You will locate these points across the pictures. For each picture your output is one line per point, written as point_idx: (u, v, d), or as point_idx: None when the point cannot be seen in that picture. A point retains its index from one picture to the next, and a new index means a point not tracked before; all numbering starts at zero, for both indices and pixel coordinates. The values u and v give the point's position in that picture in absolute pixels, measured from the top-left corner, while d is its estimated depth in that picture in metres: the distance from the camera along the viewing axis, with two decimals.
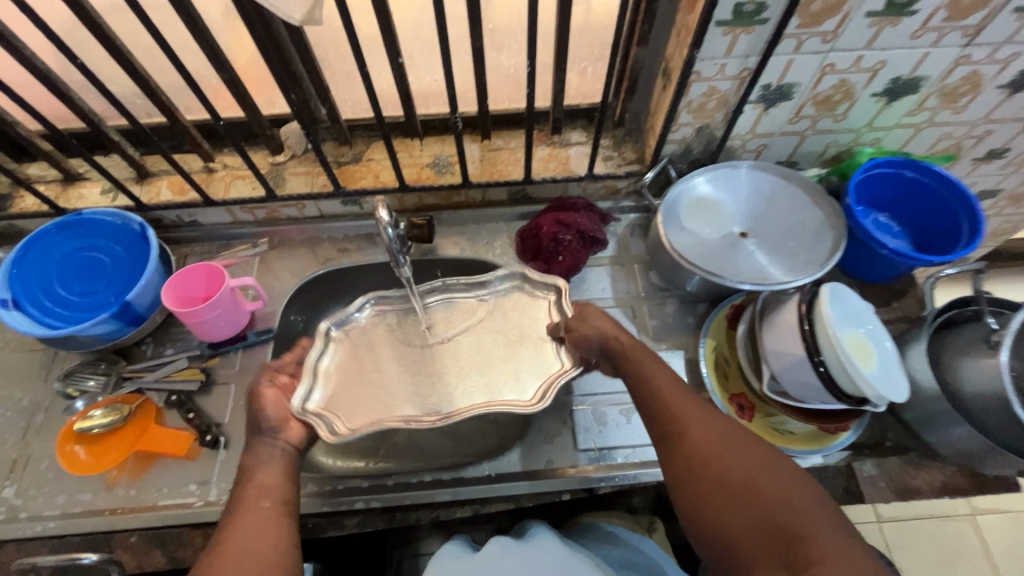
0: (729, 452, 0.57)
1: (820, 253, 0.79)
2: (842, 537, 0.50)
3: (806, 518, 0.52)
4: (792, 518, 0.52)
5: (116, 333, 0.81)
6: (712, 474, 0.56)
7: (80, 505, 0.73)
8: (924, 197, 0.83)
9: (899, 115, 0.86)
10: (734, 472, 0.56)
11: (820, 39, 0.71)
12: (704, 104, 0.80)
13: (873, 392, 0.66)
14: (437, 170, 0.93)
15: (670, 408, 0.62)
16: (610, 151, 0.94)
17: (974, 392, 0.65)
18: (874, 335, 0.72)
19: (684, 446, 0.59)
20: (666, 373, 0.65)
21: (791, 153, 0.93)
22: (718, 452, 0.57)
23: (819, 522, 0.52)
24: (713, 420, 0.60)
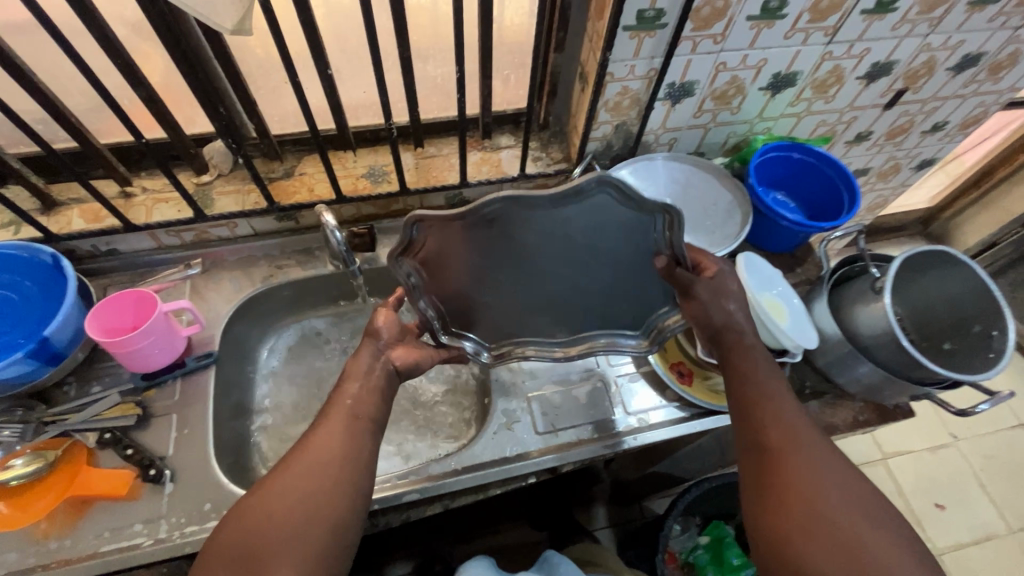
0: (827, 483, 0.54)
1: (731, 228, 0.89)
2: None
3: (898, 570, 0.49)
4: (860, 505, 0.53)
5: (31, 375, 0.75)
6: (805, 498, 0.53)
7: (5, 566, 0.66)
8: (811, 174, 0.95)
9: (782, 106, 0.98)
10: (829, 503, 0.53)
11: (711, 41, 0.81)
12: (619, 102, 0.88)
13: (790, 342, 0.75)
14: (373, 179, 0.95)
15: (769, 420, 0.59)
16: (538, 152, 1.00)
17: (870, 332, 0.76)
18: (783, 294, 0.82)
19: (777, 458, 0.56)
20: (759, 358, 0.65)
21: (698, 145, 1.03)
22: (814, 479, 0.54)
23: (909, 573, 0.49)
24: (817, 448, 0.56)
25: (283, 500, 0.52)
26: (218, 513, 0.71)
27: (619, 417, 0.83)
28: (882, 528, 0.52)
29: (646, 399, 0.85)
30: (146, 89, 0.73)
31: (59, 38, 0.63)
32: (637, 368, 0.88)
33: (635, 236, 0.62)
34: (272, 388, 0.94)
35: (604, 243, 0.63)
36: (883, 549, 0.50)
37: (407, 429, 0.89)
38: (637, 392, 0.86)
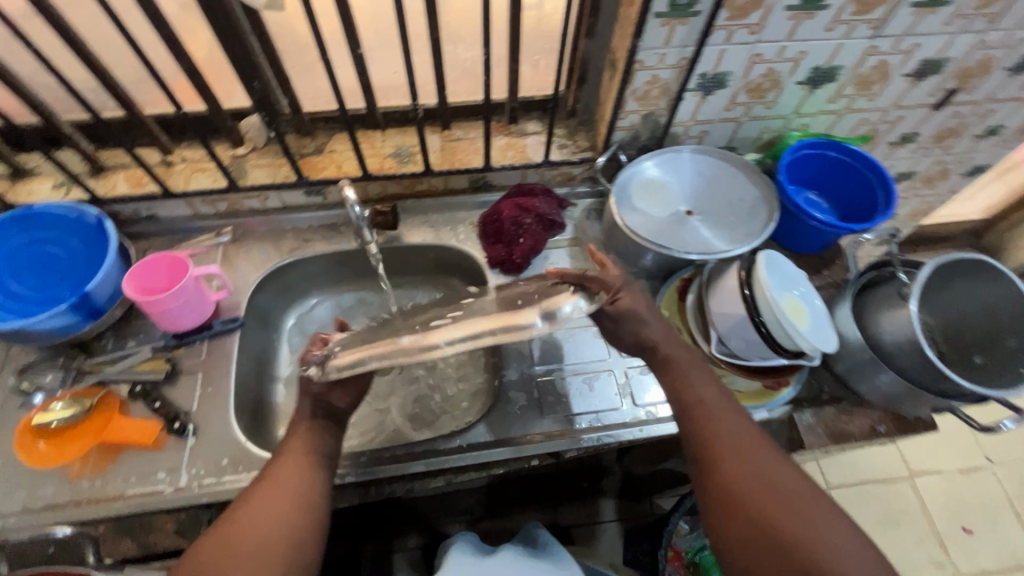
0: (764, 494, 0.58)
1: (756, 225, 0.87)
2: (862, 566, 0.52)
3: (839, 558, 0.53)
4: (822, 526, 0.55)
5: (73, 327, 0.80)
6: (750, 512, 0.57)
7: (41, 501, 0.71)
8: (847, 174, 0.92)
9: (821, 102, 0.95)
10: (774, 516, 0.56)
11: (747, 31, 0.79)
12: (648, 92, 0.87)
13: (808, 345, 0.73)
14: (399, 160, 0.97)
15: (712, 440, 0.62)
16: (564, 140, 1.00)
17: (893, 341, 0.73)
18: (806, 295, 0.80)
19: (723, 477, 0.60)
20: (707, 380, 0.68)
21: (730, 139, 1.00)
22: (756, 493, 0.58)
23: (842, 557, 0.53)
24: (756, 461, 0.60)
25: (245, 527, 0.55)
26: (234, 468, 0.75)
27: (626, 407, 0.83)
28: (839, 539, 0.54)
29: (656, 392, 0.84)
30: (188, 62, 0.76)
31: (110, 10, 0.67)
32: None
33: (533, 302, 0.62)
34: (293, 356, 0.98)
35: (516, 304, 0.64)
36: (844, 563, 0.52)
37: (417, 405, 0.92)
38: (647, 384, 0.85)
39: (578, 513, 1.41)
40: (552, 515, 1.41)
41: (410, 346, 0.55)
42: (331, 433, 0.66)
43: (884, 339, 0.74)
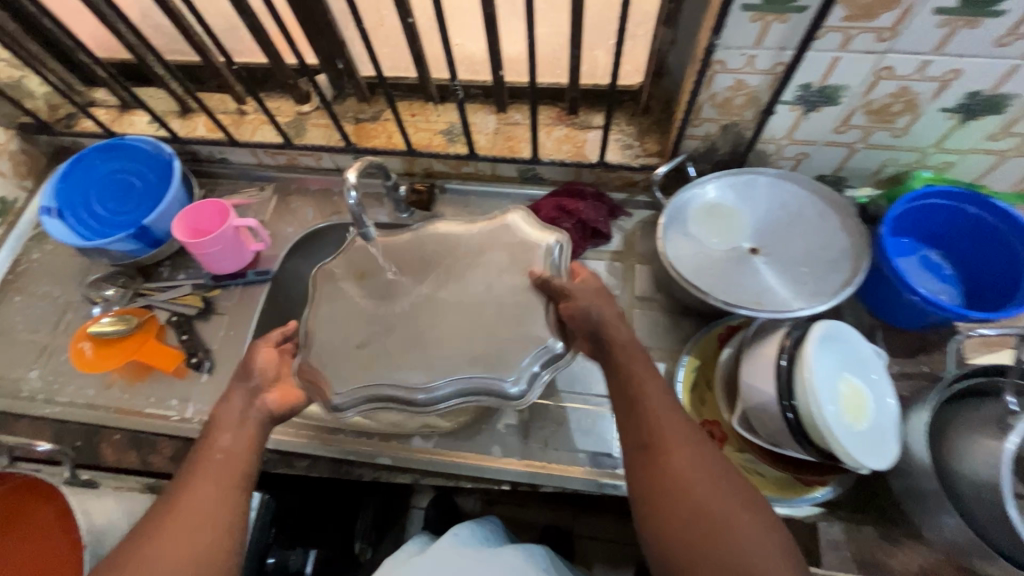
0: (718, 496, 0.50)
1: (833, 283, 0.70)
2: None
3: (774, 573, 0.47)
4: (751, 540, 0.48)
5: (137, 253, 0.89)
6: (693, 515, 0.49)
7: (84, 398, 0.83)
8: (984, 238, 0.71)
9: (977, 138, 0.72)
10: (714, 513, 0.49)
11: (873, 37, 0.61)
12: (730, 99, 0.72)
13: (845, 452, 0.58)
14: (448, 138, 0.92)
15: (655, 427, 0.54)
16: (630, 140, 0.88)
17: (971, 476, 0.56)
18: (877, 387, 0.64)
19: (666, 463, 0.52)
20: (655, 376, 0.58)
21: (838, 168, 0.81)
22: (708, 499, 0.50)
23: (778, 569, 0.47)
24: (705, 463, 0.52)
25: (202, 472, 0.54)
26: None
27: (619, 456, 0.74)
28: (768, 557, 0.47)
29: None
30: (250, 18, 0.78)
31: None
32: None
33: (510, 322, 0.63)
34: None
35: (488, 304, 0.65)
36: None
37: None
38: None
39: (593, 526, 1.34)
40: (568, 519, 1.34)
41: (401, 395, 0.60)
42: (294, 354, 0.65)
43: (962, 469, 0.57)
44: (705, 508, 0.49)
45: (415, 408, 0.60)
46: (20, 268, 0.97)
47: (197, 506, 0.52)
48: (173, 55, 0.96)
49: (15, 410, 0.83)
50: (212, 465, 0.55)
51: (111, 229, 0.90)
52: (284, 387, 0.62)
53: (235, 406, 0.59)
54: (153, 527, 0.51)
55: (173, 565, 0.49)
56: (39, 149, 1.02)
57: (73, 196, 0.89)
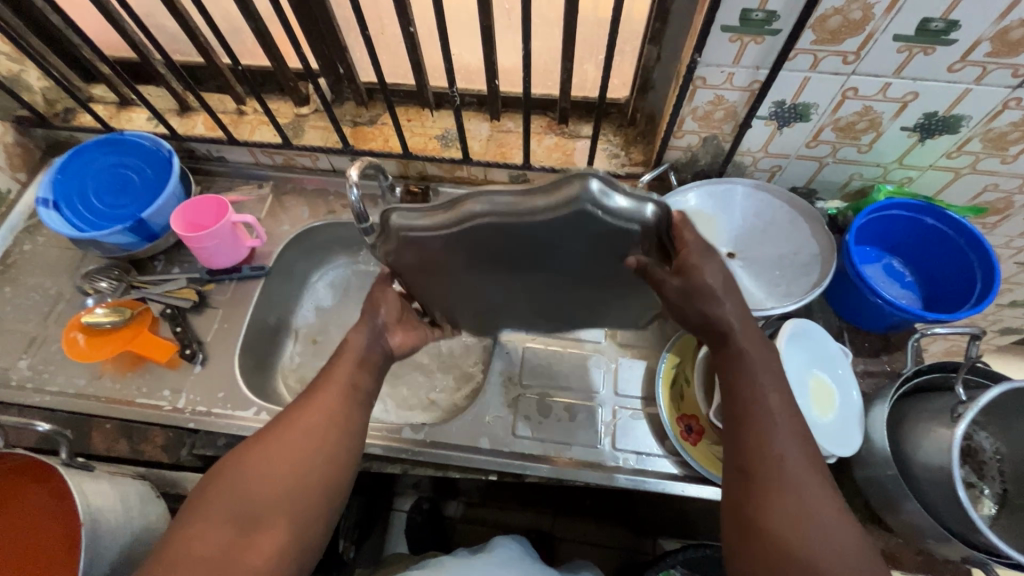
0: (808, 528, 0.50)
1: (803, 285, 0.75)
2: None
3: None
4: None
5: (132, 246, 0.90)
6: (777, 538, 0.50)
7: (75, 387, 0.84)
8: (941, 246, 0.77)
9: (934, 155, 0.78)
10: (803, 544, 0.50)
11: (839, 59, 0.67)
12: (710, 112, 0.77)
13: (811, 440, 0.62)
14: (443, 143, 0.96)
15: (761, 447, 0.54)
16: (616, 150, 0.93)
17: (925, 463, 0.61)
18: (842, 382, 0.69)
19: (764, 487, 0.53)
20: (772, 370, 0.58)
21: (809, 180, 0.87)
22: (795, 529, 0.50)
23: None
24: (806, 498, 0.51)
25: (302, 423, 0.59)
26: (224, 403, 0.82)
27: (602, 448, 0.78)
28: None
29: (640, 441, 0.78)
30: (256, 22, 0.81)
31: None
32: (643, 406, 0.80)
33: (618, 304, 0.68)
34: (312, 308, 1.03)
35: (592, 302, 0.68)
36: None
37: None
38: (632, 429, 0.79)
39: (575, 527, 1.36)
40: (549, 521, 1.37)
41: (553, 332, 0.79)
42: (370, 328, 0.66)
43: (916, 457, 0.62)
44: (791, 538, 0.50)
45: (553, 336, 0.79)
46: (11, 259, 0.97)
47: (315, 428, 0.59)
48: (175, 55, 0.98)
49: (3, 399, 0.83)
50: (328, 398, 0.61)
51: (106, 221, 0.91)
52: (401, 329, 0.69)
53: (364, 335, 0.66)
54: (273, 462, 0.57)
55: (285, 476, 0.56)
56: (35, 142, 1.03)
57: (69, 189, 0.90)
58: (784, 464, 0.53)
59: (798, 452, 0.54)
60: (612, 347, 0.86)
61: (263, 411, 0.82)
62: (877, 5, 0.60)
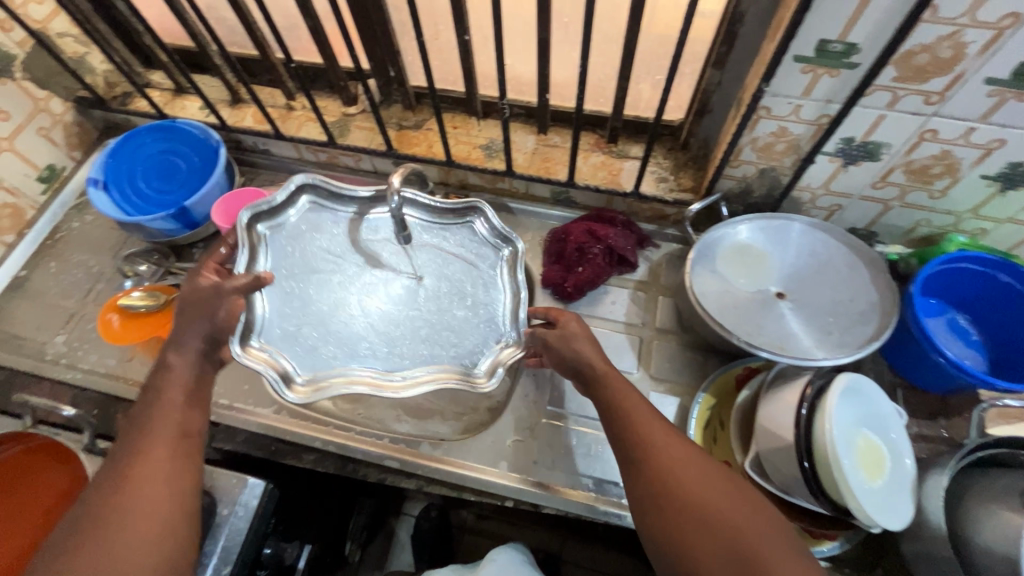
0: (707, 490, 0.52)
1: (859, 336, 0.70)
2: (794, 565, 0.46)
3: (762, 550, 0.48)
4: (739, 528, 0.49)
5: (174, 232, 0.91)
6: (683, 506, 0.51)
7: (106, 367, 0.85)
8: (1016, 308, 0.71)
9: (1015, 208, 0.72)
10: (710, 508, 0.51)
11: (921, 99, 0.62)
12: (772, 144, 0.73)
13: (860, 509, 0.58)
14: (487, 153, 0.94)
15: (646, 446, 0.56)
16: (665, 174, 0.90)
17: (987, 549, 0.55)
18: (895, 447, 0.64)
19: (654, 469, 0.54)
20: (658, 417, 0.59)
21: (871, 222, 0.82)
22: (696, 493, 0.52)
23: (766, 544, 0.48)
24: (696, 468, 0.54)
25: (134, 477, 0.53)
26: (246, 398, 0.82)
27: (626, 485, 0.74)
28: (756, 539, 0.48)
29: None
30: (313, 20, 0.81)
31: None
32: None
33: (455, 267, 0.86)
34: None
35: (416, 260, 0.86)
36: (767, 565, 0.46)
37: None
38: None
39: (580, 552, 1.32)
40: (557, 544, 1.32)
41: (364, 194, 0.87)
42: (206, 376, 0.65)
43: (978, 540, 0.57)
44: (696, 505, 0.51)
45: (334, 187, 0.85)
46: (59, 235, 0.99)
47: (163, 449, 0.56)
48: (232, 47, 1.00)
49: (37, 372, 0.85)
50: (177, 421, 0.59)
51: (153, 206, 0.93)
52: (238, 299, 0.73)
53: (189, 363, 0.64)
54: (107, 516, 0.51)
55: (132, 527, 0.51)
56: (92, 123, 1.06)
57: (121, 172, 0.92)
58: (655, 452, 0.55)
59: (672, 433, 0.57)
60: (645, 380, 0.82)
61: (283, 410, 0.81)
62: (970, 45, 0.56)
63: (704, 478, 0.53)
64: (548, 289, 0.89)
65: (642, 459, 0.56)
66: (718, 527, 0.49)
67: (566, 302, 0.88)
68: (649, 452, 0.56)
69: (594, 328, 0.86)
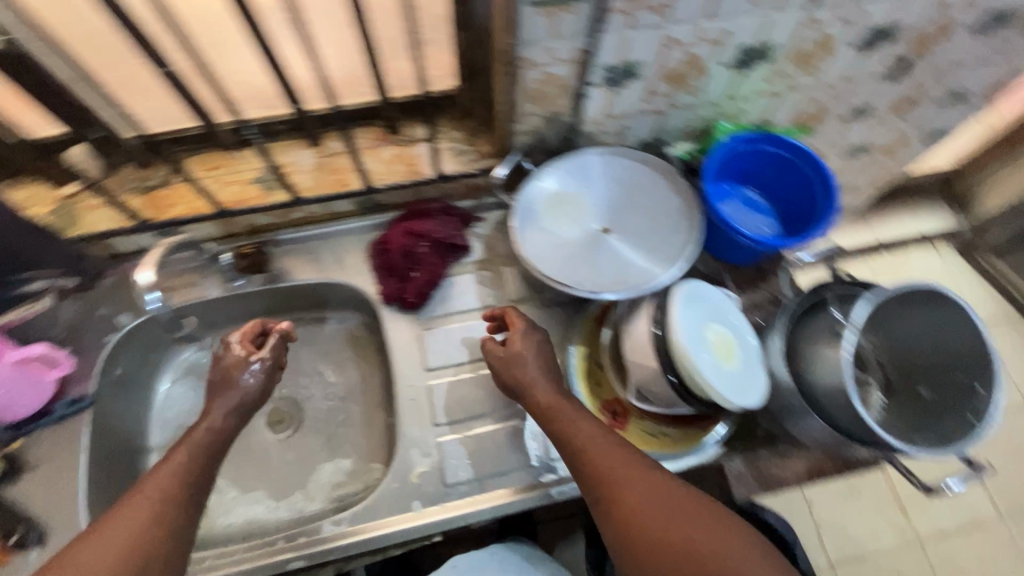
0: (662, 508, 0.55)
1: (676, 245, 0.76)
2: (734, 533, 0.53)
3: (716, 544, 0.52)
4: (700, 536, 0.53)
5: None
6: (654, 535, 0.54)
7: None
8: (787, 168, 0.80)
9: (756, 84, 0.80)
10: (666, 534, 0.54)
11: (652, 13, 0.63)
12: (544, 90, 0.72)
13: (718, 397, 0.62)
14: (265, 186, 0.81)
15: (601, 473, 0.59)
16: (463, 145, 0.85)
17: (822, 386, 0.62)
18: (735, 330, 0.69)
19: (631, 519, 0.56)
20: (582, 420, 0.64)
21: (656, 131, 0.86)
22: (652, 515, 0.55)
23: (724, 541, 0.52)
24: (647, 482, 0.58)
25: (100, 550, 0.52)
26: None
27: (540, 465, 0.74)
28: (690, 528, 0.53)
29: None
30: None
31: None
32: None
33: None
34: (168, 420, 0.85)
35: None
36: (721, 555, 0.51)
37: (319, 468, 0.83)
38: None
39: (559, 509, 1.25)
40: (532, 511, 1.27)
41: None
42: (203, 482, 0.61)
43: (815, 379, 0.63)
44: (664, 542, 0.53)
45: None
46: None
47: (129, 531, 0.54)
48: None
49: None
50: (154, 483, 0.58)
51: None
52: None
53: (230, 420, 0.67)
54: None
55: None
56: None
57: None
58: (606, 474, 0.59)
59: (581, 411, 0.65)
60: None
61: None
62: None
63: (660, 503, 0.56)
64: (392, 306, 0.83)
65: (612, 503, 0.58)
66: (674, 541, 0.53)
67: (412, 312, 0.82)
68: (592, 475, 0.60)
69: (454, 326, 0.83)
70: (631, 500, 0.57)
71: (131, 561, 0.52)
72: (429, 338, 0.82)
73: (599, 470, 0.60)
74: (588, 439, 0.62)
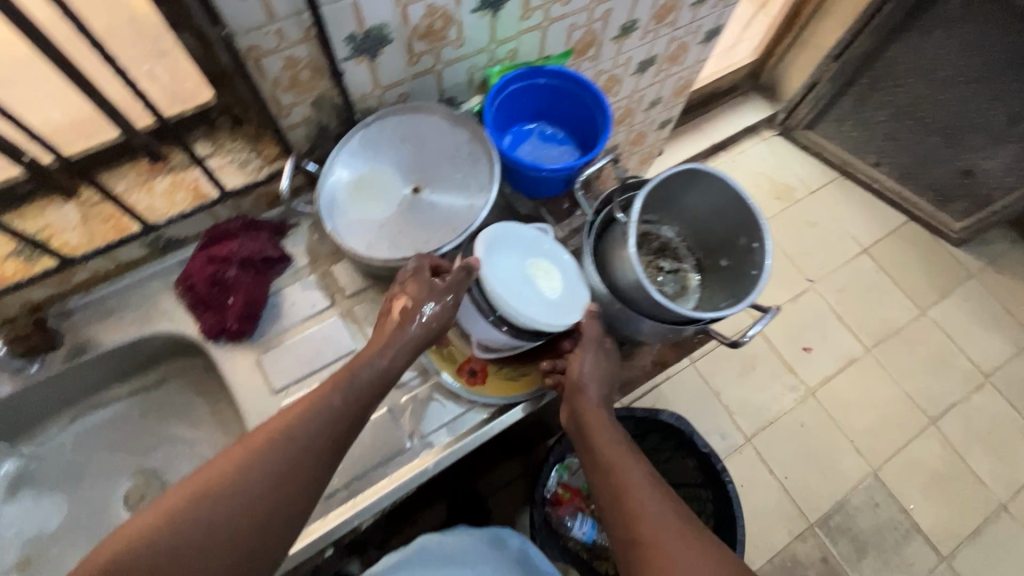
0: (681, 539, 0.52)
1: (483, 174, 0.76)
2: None
3: None
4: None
5: None
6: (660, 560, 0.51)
7: None
8: (565, 96, 0.83)
9: (515, 22, 0.81)
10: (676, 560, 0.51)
11: None
12: (294, 76, 0.69)
13: (538, 326, 0.65)
14: (27, 257, 0.73)
15: (620, 488, 0.58)
16: (245, 154, 0.80)
17: (630, 283, 0.67)
18: (549, 257, 0.71)
19: (642, 539, 0.54)
20: (640, 463, 0.62)
21: (440, 91, 0.86)
22: (665, 538, 0.53)
23: None
24: (666, 505, 0.56)
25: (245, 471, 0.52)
26: None
27: (413, 445, 0.74)
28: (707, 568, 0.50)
29: (444, 411, 0.76)
30: None
31: None
32: (421, 384, 0.76)
33: None
34: None
35: None
36: None
37: None
38: (430, 403, 0.76)
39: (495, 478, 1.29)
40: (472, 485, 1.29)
41: None
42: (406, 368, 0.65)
43: (623, 280, 0.67)
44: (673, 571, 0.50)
45: None
46: None
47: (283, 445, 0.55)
48: None
49: None
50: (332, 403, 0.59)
51: None
52: None
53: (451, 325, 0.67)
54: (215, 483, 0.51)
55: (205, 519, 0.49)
56: None
57: None
58: (633, 492, 0.58)
59: (632, 450, 0.63)
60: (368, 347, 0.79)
61: None
62: None
63: (678, 533, 0.53)
64: (218, 339, 0.78)
65: (630, 515, 0.56)
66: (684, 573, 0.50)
67: (241, 339, 0.78)
68: (615, 493, 0.59)
69: (294, 338, 0.79)
70: (646, 518, 0.55)
71: (282, 484, 0.53)
72: (268, 359, 0.78)
73: (627, 488, 0.58)
74: (628, 469, 0.60)
